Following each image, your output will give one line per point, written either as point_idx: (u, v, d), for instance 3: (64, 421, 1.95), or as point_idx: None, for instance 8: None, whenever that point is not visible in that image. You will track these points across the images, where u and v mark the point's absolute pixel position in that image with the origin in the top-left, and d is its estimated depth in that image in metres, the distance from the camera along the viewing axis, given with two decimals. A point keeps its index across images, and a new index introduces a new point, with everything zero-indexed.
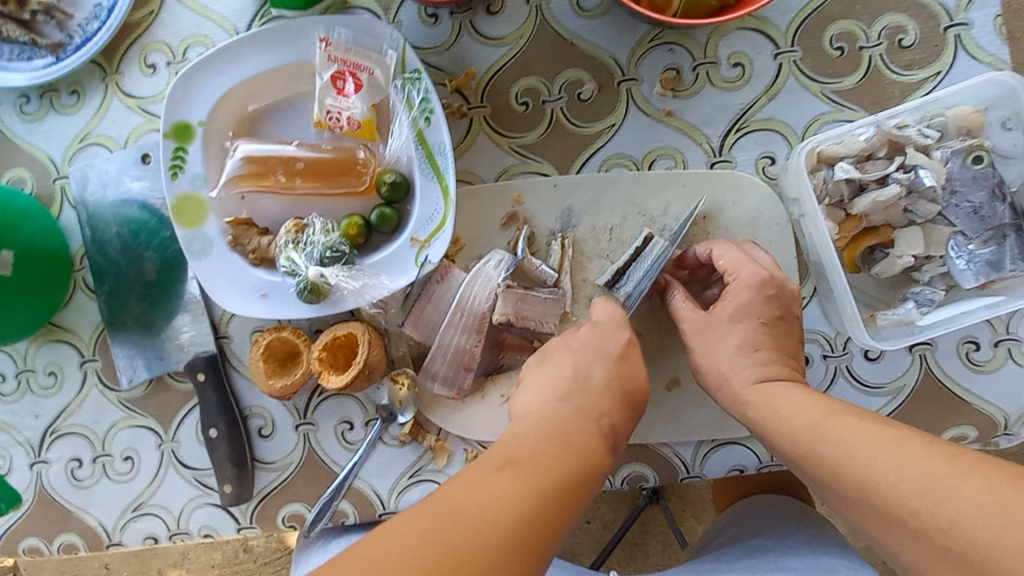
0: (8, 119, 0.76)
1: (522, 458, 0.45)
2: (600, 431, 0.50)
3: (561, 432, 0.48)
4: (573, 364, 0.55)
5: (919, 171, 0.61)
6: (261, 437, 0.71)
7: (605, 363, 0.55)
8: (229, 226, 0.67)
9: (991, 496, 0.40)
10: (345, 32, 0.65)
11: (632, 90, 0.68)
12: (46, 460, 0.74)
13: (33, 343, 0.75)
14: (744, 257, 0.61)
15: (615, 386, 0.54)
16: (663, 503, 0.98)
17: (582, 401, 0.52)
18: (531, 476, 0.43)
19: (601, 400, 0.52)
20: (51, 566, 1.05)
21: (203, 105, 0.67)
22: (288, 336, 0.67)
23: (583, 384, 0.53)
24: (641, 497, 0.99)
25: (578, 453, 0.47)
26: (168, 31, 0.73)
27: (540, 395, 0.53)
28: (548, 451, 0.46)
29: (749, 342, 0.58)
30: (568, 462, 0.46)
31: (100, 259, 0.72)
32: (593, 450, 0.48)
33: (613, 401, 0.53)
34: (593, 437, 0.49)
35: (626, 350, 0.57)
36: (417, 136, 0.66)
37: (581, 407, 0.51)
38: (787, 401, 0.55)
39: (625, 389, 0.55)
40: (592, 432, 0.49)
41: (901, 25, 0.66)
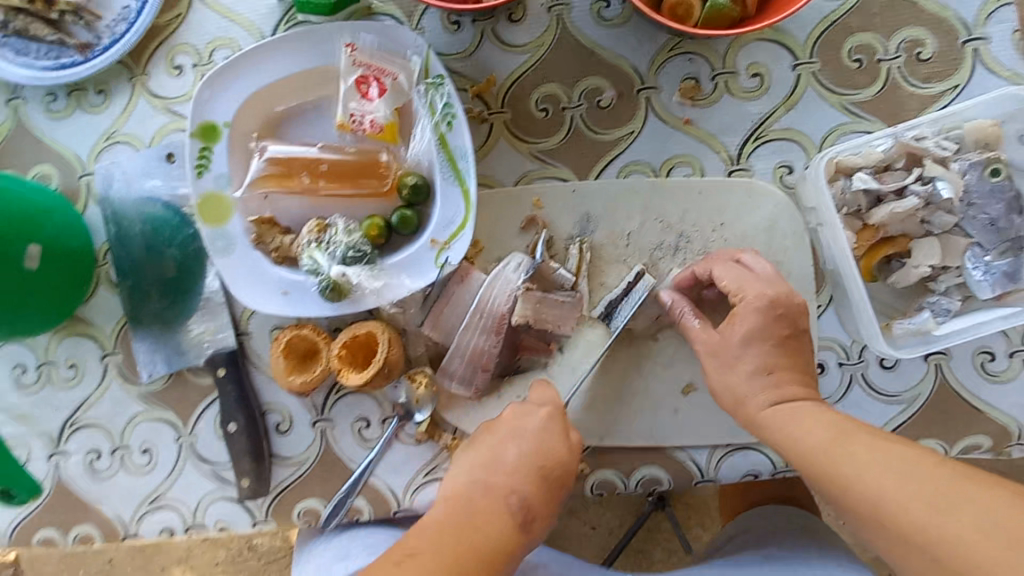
0: (35, 116, 0.76)
1: (421, 549, 0.47)
2: (506, 512, 0.52)
3: (467, 528, 0.50)
4: (494, 444, 0.57)
5: (937, 183, 0.62)
6: (278, 433, 0.72)
7: (521, 442, 0.57)
8: (252, 225, 0.68)
9: (1000, 516, 0.42)
10: (371, 38, 0.66)
11: (651, 98, 0.69)
12: (65, 451, 0.75)
13: (54, 336, 0.75)
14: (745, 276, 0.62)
15: (529, 466, 0.55)
16: (669, 509, 0.98)
17: (490, 480, 0.54)
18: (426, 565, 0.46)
19: (511, 478, 0.54)
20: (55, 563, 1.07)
21: (229, 107, 0.68)
22: (308, 333, 0.69)
23: (492, 473, 0.54)
24: (647, 503, 0.99)
25: (484, 549, 0.49)
26: (196, 33, 0.75)
27: (485, 466, 0.55)
28: (448, 538, 0.49)
29: (764, 367, 0.58)
30: (470, 555, 0.48)
31: (122, 255, 0.73)
32: (495, 543, 0.50)
33: (526, 478, 0.54)
34: (498, 520, 0.51)
35: (545, 426, 0.59)
36: (438, 140, 0.67)
37: (489, 486, 0.53)
38: (806, 423, 0.55)
39: (543, 465, 0.56)
40: (500, 519, 0.51)
41: (919, 38, 0.67)
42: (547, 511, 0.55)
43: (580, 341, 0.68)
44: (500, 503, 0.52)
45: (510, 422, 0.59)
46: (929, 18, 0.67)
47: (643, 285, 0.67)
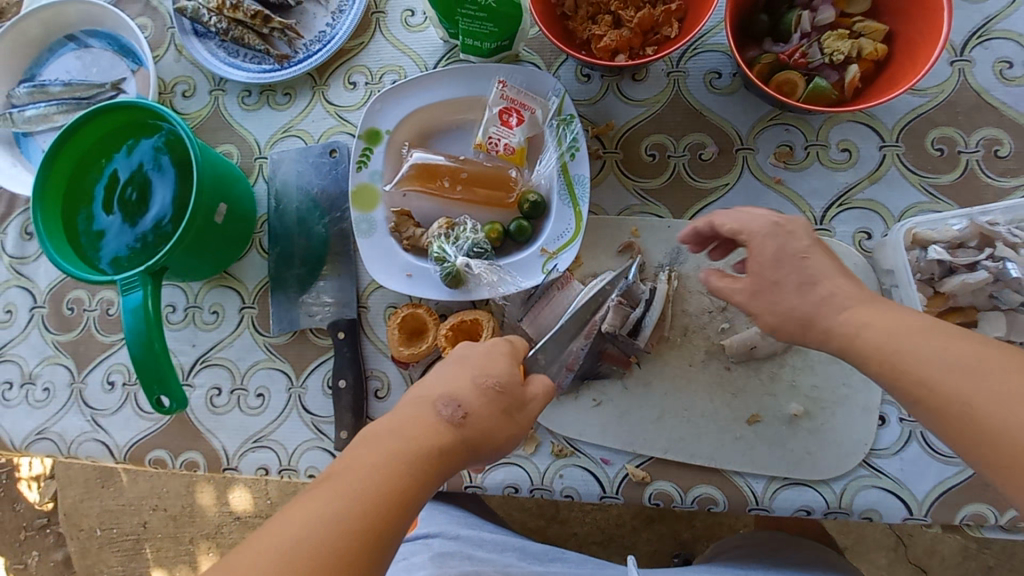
0: (230, 105, 0.95)
1: (350, 463, 0.50)
2: (435, 418, 0.54)
3: (394, 431, 0.53)
4: (448, 366, 0.60)
5: (1007, 263, 0.67)
6: (376, 397, 0.82)
7: (466, 363, 0.60)
8: (393, 215, 0.81)
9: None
10: (519, 79, 0.81)
11: (748, 158, 0.79)
12: (192, 384, 0.87)
13: (206, 285, 0.90)
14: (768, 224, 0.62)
15: (469, 380, 0.58)
16: None
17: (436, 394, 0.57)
18: (350, 480, 0.48)
19: (445, 390, 0.57)
20: (97, 513, 1.54)
21: (393, 118, 0.83)
22: (421, 313, 0.80)
23: (431, 388, 0.57)
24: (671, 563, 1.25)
25: (420, 451, 0.51)
26: (371, 58, 0.92)
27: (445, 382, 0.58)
28: (381, 445, 0.51)
29: (810, 278, 0.57)
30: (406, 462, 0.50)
31: (278, 226, 0.88)
32: (420, 445, 0.52)
33: (471, 391, 0.57)
34: (429, 424, 0.54)
35: (489, 352, 0.62)
36: (561, 167, 0.78)
37: (423, 398, 0.57)
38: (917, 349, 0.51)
39: (491, 383, 0.58)
40: (428, 422, 0.54)
41: (998, 138, 0.75)
42: (487, 420, 0.56)
43: (659, 357, 0.77)
44: (430, 407, 0.55)
45: (463, 349, 0.63)
46: (1010, 123, 0.75)
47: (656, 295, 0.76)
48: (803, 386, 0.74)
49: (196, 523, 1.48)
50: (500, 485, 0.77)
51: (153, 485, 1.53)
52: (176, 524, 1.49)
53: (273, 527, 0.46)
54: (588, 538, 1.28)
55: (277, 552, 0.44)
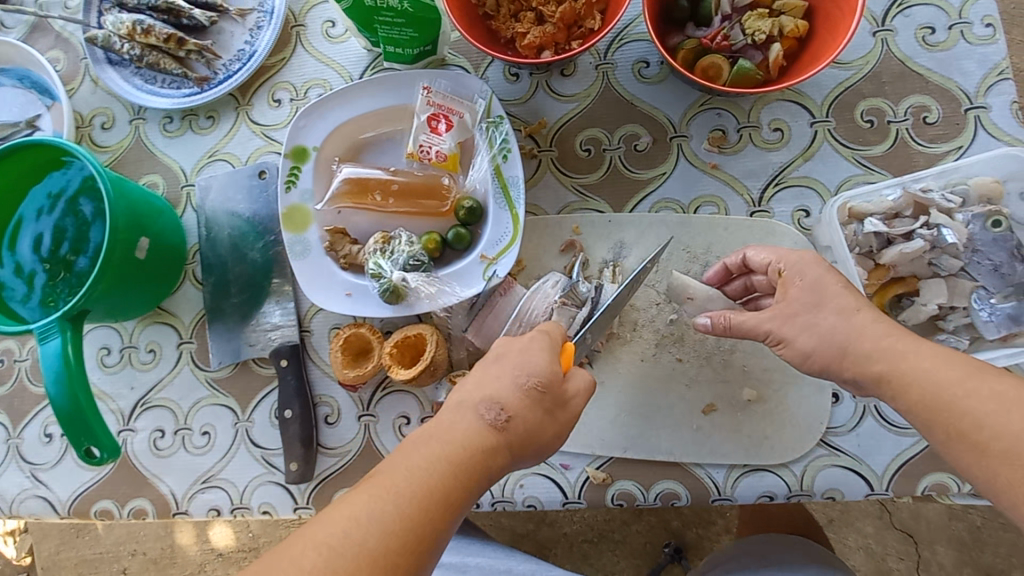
0: (152, 134, 0.91)
1: (392, 463, 0.48)
2: (479, 421, 0.52)
3: (437, 434, 0.51)
4: (480, 367, 0.58)
5: (941, 230, 0.68)
6: (326, 424, 0.78)
7: (502, 361, 0.57)
8: (327, 234, 0.78)
9: None
10: (444, 83, 0.78)
11: (682, 145, 0.78)
12: (133, 428, 0.83)
13: (140, 323, 0.86)
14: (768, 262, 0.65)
15: (509, 380, 0.55)
16: (681, 560, 1.21)
17: (470, 394, 0.55)
18: (396, 480, 0.47)
19: (488, 391, 0.54)
20: (72, 565, 1.47)
21: (318, 134, 0.80)
22: (364, 332, 0.76)
23: (468, 391, 0.55)
24: (662, 554, 1.22)
25: (465, 456, 0.50)
26: (294, 74, 0.89)
27: (490, 385, 0.55)
28: (422, 444, 0.50)
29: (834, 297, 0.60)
30: (454, 463, 0.49)
31: (210, 255, 0.84)
32: (465, 450, 0.50)
33: (510, 393, 0.54)
34: (472, 429, 0.52)
35: (526, 345, 0.59)
36: (494, 170, 0.76)
37: (462, 401, 0.54)
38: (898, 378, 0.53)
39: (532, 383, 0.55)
40: (470, 425, 0.52)
41: (925, 105, 0.75)
42: (530, 423, 0.54)
43: (610, 355, 0.75)
44: (473, 410, 0.53)
45: (499, 344, 0.60)
46: (935, 88, 0.75)
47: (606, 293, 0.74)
48: (756, 370, 0.73)
49: (177, 565, 1.43)
50: None
51: (127, 529, 1.47)
52: (156, 568, 1.44)
53: (320, 522, 0.44)
54: (579, 536, 1.25)
55: (324, 554, 0.42)
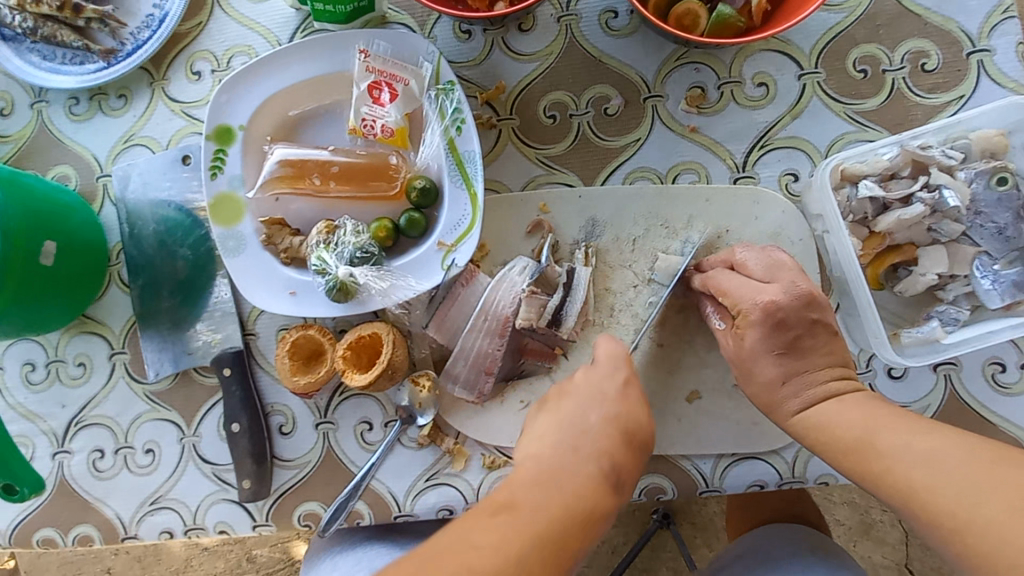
0: (57, 119, 0.79)
1: (520, 502, 0.46)
2: (599, 472, 0.50)
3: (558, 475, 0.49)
4: (569, 409, 0.56)
5: (943, 191, 0.61)
6: (281, 434, 0.72)
7: (602, 407, 0.56)
8: (263, 225, 0.69)
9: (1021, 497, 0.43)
10: (384, 45, 0.68)
11: (657, 107, 0.70)
12: (69, 449, 0.75)
13: (65, 334, 0.77)
14: (746, 283, 0.60)
15: (612, 428, 0.55)
16: (673, 527, 1.05)
17: (579, 444, 0.53)
18: (523, 523, 0.44)
19: (600, 442, 0.53)
20: None
21: (244, 110, 0.69)
22: (314, 333, 0.68)
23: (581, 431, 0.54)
24: (651, 521, 1.07)
25: (580, 499, 0.47)
26: (214, 41, 0.77)
27: (570, 428, 0.54)
28: (542, 485, 0.48)
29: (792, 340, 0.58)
30: (570, 507, 0.46)
31: (135, 255, 0.75)
32: (591, 495, 0.48)
33: (612, 440, 0.54)
34: (590, 478, 0.50)
35: (623, 391, 0.58)
36: (447, 144, 0.68)
37: (577, 448, 0.52)
38: (843, 418, 0.55)
39: (627, 429, 0.55)
40: (592, 476, 0.50)
41: (924, 50, 0.67)
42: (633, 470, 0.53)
43: (585, 344, 0.69)
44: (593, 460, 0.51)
45: (590, 384, 0.59)
46: (934, 31, 0.68)
47: (580, 277, 0.67)
48: None
49: None
50: (432, 510, 0.69)
51: None
52: None
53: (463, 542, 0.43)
54: None
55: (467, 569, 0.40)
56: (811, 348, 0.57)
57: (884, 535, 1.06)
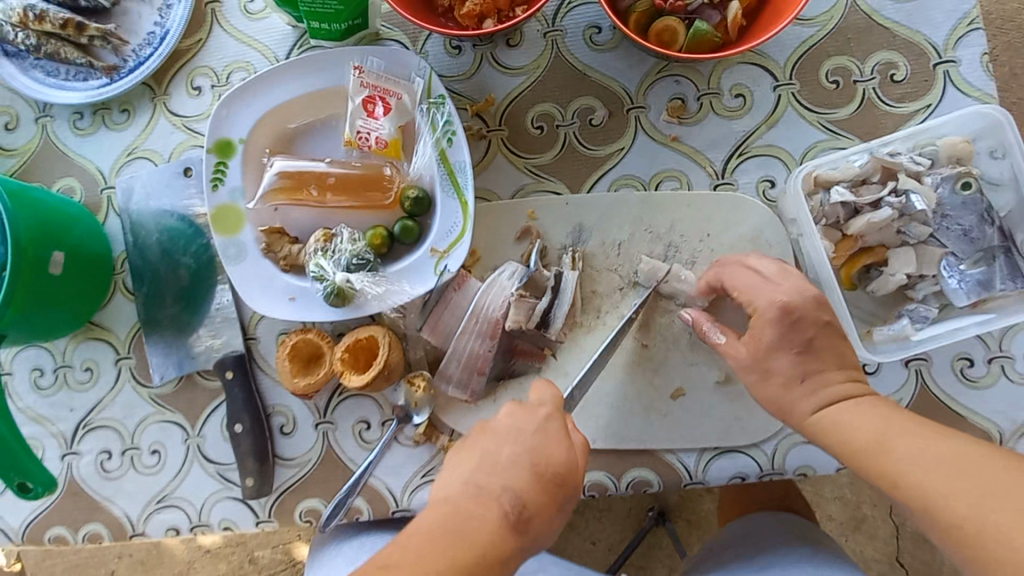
0: (62, 133, 0.82)
1: (404, 556, 0.46)
2: (498, 513, 0.51)
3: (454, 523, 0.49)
4: (482, 446, 0.56)
5: (910, 196, 0.65)
6: (281, 434, 0.75)
7: (516, 443, 0.56)
8: (263, 234, 0.72)
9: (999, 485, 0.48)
10: (378, 61, 0.71)
11: (640, 117, 0.73)
12: (78, 451, 0.78)
13: (73, 340, 0.80)
14: (757, 280, 0.63)
15: (523, 461, 0.54)
16: (668, 525, 1.09)
17: (484, 483, 0.53)
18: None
19: (507, 479, 0.53)
20: None
21: (244, 124, 0.73)
22: (312, 337, 0.72)
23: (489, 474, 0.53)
24: (646, 518, 1.10)
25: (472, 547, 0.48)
26: (214, 57, 0.80)
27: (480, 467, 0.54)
28: (436, 540, 0.48)
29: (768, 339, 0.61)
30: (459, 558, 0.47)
31: (139, 263, 0.78)
32: (486, 541, 0.48)
33: (522, 477, 0.53)
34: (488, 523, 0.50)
35: (542, 426, 0.58)
36: (439, 155, 0.71)
37: (481, 488, 0.52)
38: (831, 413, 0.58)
39: (542, 462, 0.55)
40: (491, 522, 0.50)
41: (893, 61, 0.71)
42: (545, 513, 0.53)
43: (573, 344, 0.72)
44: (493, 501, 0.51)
45: (510, 422, 0.58)
46: (902, 43, 0.71)
47: (567, 281, 0.70)
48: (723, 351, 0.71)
49: None
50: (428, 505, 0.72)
51: None
52: None
53: None
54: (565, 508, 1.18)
55: None
56: (795, 351, 0.60)
57: (875, 530, 1.09)
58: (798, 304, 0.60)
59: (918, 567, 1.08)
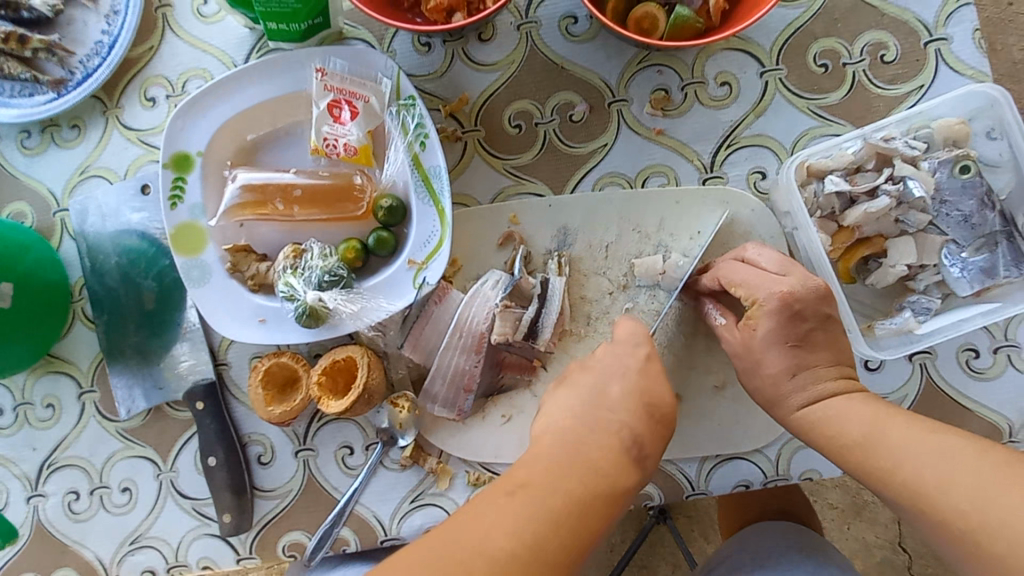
0: (9, 154, 0.76)
1: (533, 480, 0.45)
2: (621, 446, 0.49)
3: (577, 446, 0.48)
4: (589, 384, 0.54)
5: (907, 183, 0.62)
6: (260, 464, 0.70)
7: (623, 381, 0.54)
8: (228, 253, 0.67)
9: None
10: (341, 62, 0.67)
11: (623, 111, 0.70)
12: (43, 493, 0.73)
13: (31, 374, 0.74)
14: (758, 274, 0.59)
15: (635, 402, 0.52)
16: (670, 522, 1.03)
17: (601, 415, 0.51)
18: (538, 497, 0.44)
19: (621, 415, 0.51)
20: None
21: (202, 136, 0.68)
22: (286, 360, 0.67)
23: (604, 410, 0.51)
24: (646, 519, 1.04)
25: (598, 475, 0.46)
26: (167, 65, 0.75)
27: (584, 401, 0.52)
28: (568, 462, 0.46)
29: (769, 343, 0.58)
30: (582, 479, 0.46)
31: (98, 289, 0.72)
32: (612, 469, 0.47)
33: (634, 413, 0.51)
34: (610, 452, 0.48)
35: (645, 366, 0.56)
36: (412, 160, 0.67)
37: (600, 420, 0.50)
38: (842, 420, 0.55)
39: (648, 402, 0.53)
40: (615, 452, 0.48)
41: (882, 41, 0.68)
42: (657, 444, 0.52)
43: (563, 354, 0.69)
44: (614, 433, 0.49)
45: (610, 359, 0.56)
46: (891, 22, 0.68)
47: (554, 288, 0.67)
48: (719, 353, 0.68)
49: None
50: (418, 531, 0.68)
51: None
52: None
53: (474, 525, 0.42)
54: None
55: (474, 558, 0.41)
56: (807, 347, 0.57)
57: (875, 515, 1.04)
58: (800, 294, 0.57)
59: (919, 550, 1.04)
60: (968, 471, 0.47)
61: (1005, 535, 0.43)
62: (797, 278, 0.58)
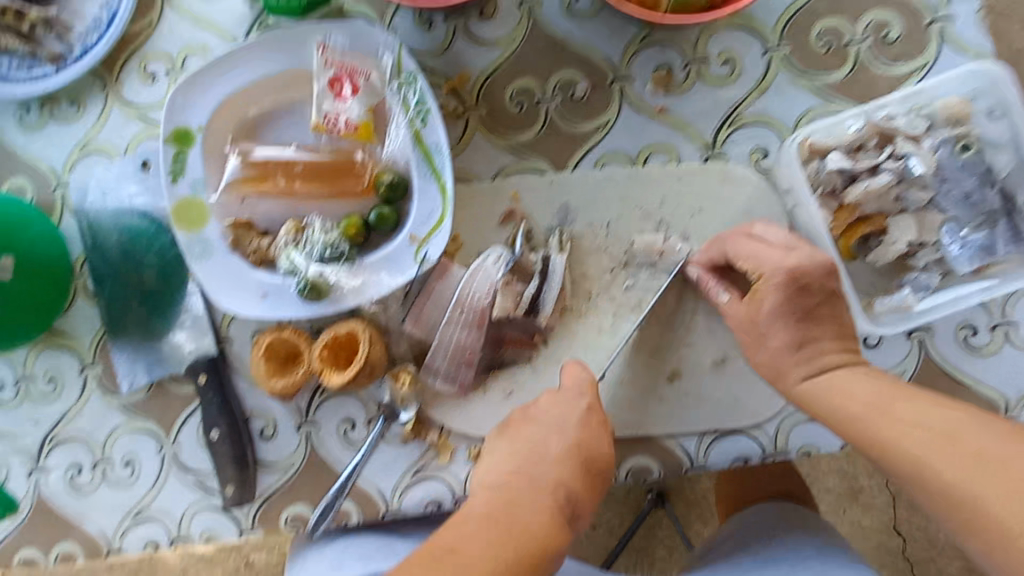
0: (8, 130, 0.76)
1: (464, 519, 0.49)
2: (555, 504, 0.52)
3: (513, 498, 0.51)
4: (524, 438, 0.58)
5: (908, 160, 0.62)
6: (262, 439, 0.71)
7: (562, 436, 0.58)
8: (229, 229, 0.68)
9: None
10: (341, 37, 0.66)
11: (625, 89, 0.69)
12: (46, 467, 0.73)
13: (32, 349, 0.74)
14: (760, 250, 0.60)
15: (570, 458, 0.56)
16: (667, 506, 1.05)
17: (536, 469, 0.55)
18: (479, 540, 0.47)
19: (553, 471, 0.55)
20: None
21: (202, 111, 0.67)
22: (289, 335, 0.68)
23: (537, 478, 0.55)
24: (646, 501, 1.06)
25: (533, 537, 0.49)
26: (167, 40, 0.75)
27: (537, 451, 0.56)
28: (497, 522, 0.50)
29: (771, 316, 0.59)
30: (521, 534, 0.49)
31: (99, 265, 0.72)
32: (548, 534, 0.50)
33: (570, 472, 0.55)
34: (543, 514, 0.51)
35: (583, 418, 0.59)
36: (413, 136, 0.67)
37: (533, 478, 0.54)
38: (840, 393, 0.55)
39: (585, 457, 0.57)
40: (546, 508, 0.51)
41: (886, 19, 0.67)
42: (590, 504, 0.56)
43: (564, 331, 0.69)
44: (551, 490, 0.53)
45: (551, 412, 0.60)
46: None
47: (555, 264, 0.67)
48: (719, 330, 0.68)
49: None
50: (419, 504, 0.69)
51: None
52: None
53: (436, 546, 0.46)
54: None
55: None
56: (806, 321, 0.58)
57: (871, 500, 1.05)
58: (797, 270, 0.58)
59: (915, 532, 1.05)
60: (971, 442, 0.48)
61: (1006, 504, 0.44)
62: (795, 253, 0.59)
